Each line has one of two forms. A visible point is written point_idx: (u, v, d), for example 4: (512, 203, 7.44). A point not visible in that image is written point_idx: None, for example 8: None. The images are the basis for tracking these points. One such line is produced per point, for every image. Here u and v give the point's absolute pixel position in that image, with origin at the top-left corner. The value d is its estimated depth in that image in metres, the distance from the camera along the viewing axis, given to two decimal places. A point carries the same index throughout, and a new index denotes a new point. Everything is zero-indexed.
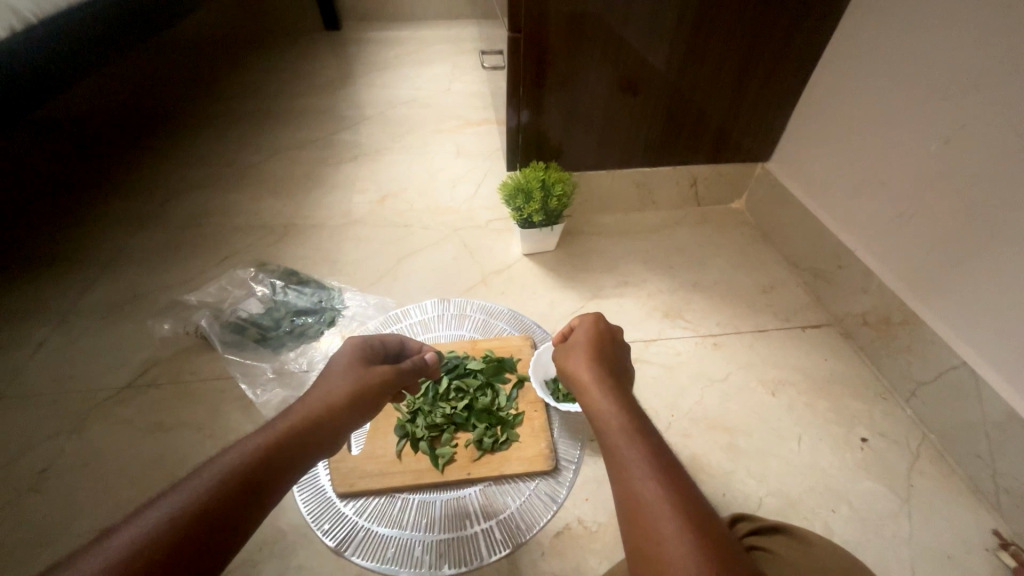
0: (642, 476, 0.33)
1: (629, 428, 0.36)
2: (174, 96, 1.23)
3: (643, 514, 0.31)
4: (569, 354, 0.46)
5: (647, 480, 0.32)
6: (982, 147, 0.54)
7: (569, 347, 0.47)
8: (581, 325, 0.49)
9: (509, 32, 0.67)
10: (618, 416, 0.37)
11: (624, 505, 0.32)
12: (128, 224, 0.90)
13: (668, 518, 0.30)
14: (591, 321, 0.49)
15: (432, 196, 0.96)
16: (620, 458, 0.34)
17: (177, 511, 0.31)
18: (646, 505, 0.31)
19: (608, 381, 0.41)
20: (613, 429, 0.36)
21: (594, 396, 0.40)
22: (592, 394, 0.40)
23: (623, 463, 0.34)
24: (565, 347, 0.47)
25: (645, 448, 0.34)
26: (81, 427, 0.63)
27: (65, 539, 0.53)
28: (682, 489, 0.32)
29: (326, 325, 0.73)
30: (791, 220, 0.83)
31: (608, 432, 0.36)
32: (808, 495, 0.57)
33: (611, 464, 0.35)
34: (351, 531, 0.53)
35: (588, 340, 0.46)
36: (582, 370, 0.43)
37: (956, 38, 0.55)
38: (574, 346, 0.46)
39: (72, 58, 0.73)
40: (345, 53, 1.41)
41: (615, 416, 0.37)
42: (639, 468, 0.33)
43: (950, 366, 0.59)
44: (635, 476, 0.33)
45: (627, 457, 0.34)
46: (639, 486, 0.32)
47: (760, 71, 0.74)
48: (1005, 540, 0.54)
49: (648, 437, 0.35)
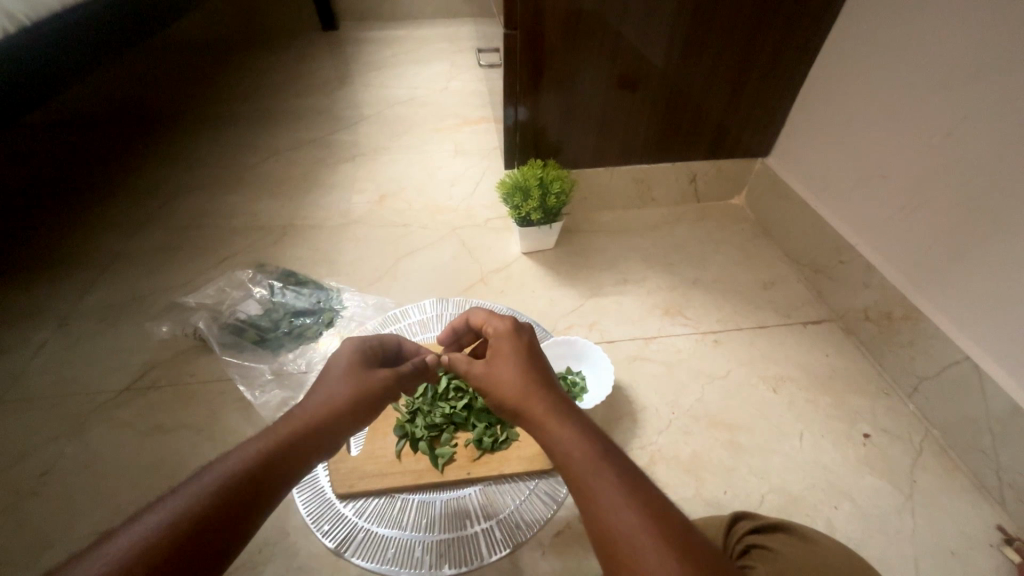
0: (615, 505, 0.31)
1: (593, 452, 0.33)
2: (172, 97, 1.22)
3: (622, 548, 0.29)
4: (497, 369, 0.42)
5: (621, 507, 0.30)
6: (985, 139, 0.53)
7: (495, 363, 0.42)
8: (499, 335, 0.45)
9: (505, 30, 0.66)
10: (579, 439, 0.34)
11: (600, 542, 0.30)
12: (126, 226, 0.90)
13: (648, 549, 0.29)
14: (507, 331, 0.45)
15: (431, 195, 0.96)
16: (588, 488, 0.32)
17: (176, 516, 0.31)
18: (625, 537, 0.29)
19: (554, 399, 0.38)
20: (575, 456, 0.33)
21: (542, 419, 0.37)
22: (541, 417, 0.37)
23: (592, 493, 0.32)
24: (488, 367, 0.42)
25: (613, 471, 0.32)
26: (81, 430, 0.63)
27: (65, 542, 0.53)
28: (659, 512, 0.31)
29: (325, 325, 0.73)
30: (792, 215, 0.82)
31: (569, 461, 0.33)
32: (810, 492, 0.57)
33: (579, 495, 0.32)
34: (351, 532, 0.52)
35: (516, 354, 0.42)
36: (515, 391, 0.39)
37: (955, 30, 0.55)
38: (501, 361, 0.42)
39: (67, 59, 0.72)
40: (341, 52, 1.41)
41: (573, 443, 0.34)
42: (611, 495, 0.31)
43: (953, 361, 0.59)
44: (608, 505, 0.31)
45: (595, 483, 0.32)
46: (615, 518, 0.30)
47: (759, 64, 0.73)
48: (1009, 535, 0.53)
49: (613, 458, 0.33)
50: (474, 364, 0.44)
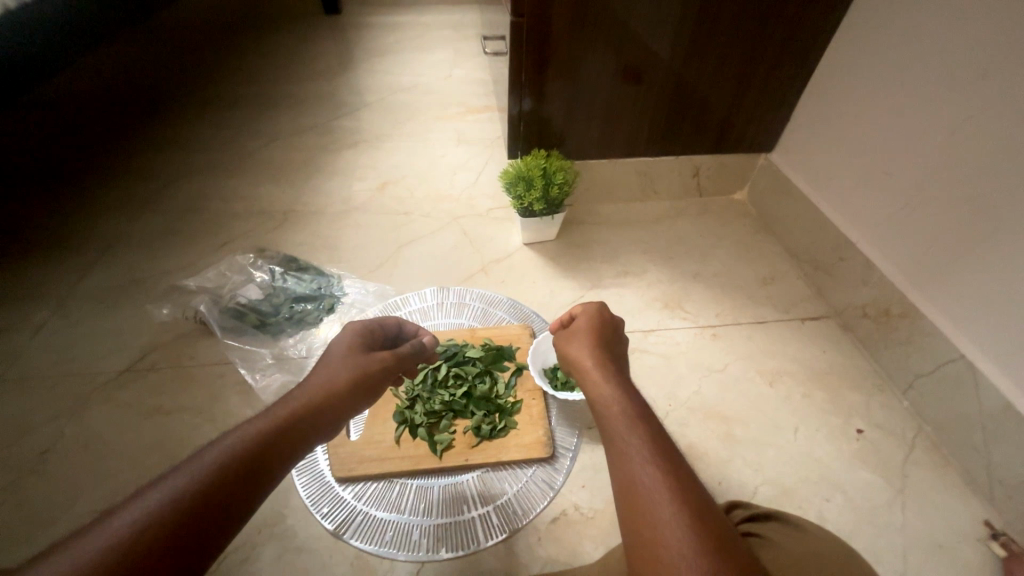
0: (641, 462, 0.32)
1: (632, 413, 0.36)
2: (172, 78, 1.21)
3: (640, 499, 0.31)
4: (570, 341, 0.47)
5: (645, 465, 0.32)
6: (988, 140, 0.53)
7: (571, 336, 0.48)
8: (585, 313, 0.51)
9: (512, 16, 0.66)
10: (621, 402, 0.37)
11: (622, 493, 0.32)
12: (126, 208, 0.90)
13: (664, 504, 0.30)
14: (593, 309, 0.51)
15: (433, 183, 0.96)
16: (621, 443, 0.34)
17: (179, 492, 0.31)
18: (644, 490, 0.31)
19: (615, 369, 0.42)
20: (616, 415, 0.36)
21: (595, 381, 0.41)
22: (594, 381, 0.41)
23: (622, 448, 0.34)
24: (566, 337, 0.48)
25: (645, 433, 0.34)
26: (81, 409, 0.63)
27: (67, 519, 0.54)
28: (680, 476, 0.32)
29: (326, 311, 0.73)
30: (793, 211, 0.83)
31: (608, 417, 0.36)
32: (803, 485, 0.58)
33: (611, 449, 0.35)
34: (350, 514, 0.53)
35: (591, 330, 0.47)
36: (585, 357, 0.44)
37: (965, 27, 0.54)
38: (577, 333, 0.48)
39: (67, 37, 0.71)
40: (344, 38, 1.39)
41: (615, 404, 0.37)
42: (638, 454, 0.33)
43: (948, 360, 0.59)
44: (634, 461, 0.33)
45: (626, 441, 0.34)
46: (637, 471, 0.32)
47: (766, 59, 0.73)
48: (996, 530, 0.55)
49: (648, 423, 0.35)
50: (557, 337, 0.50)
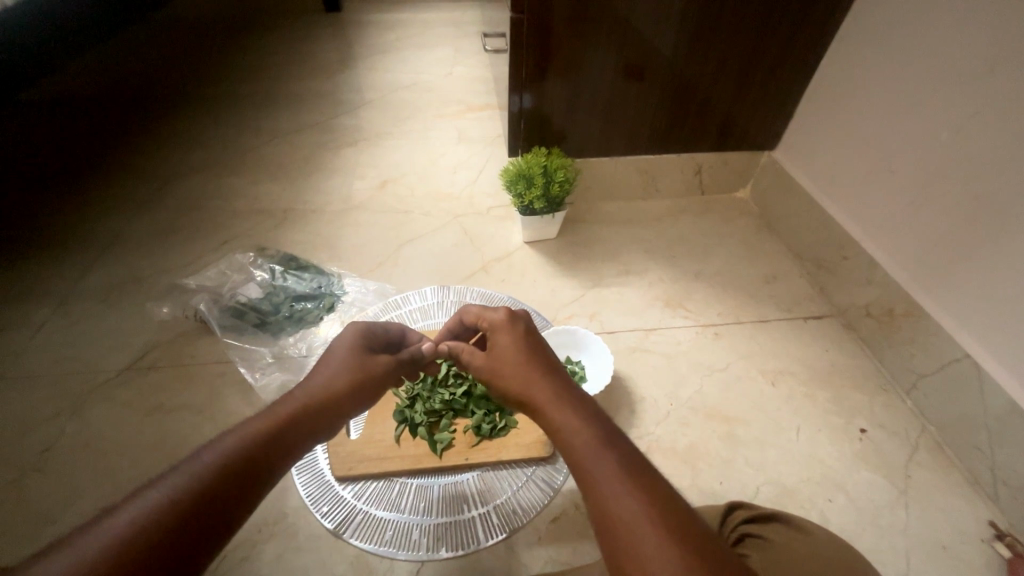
0: (617, 493, 0.30)
1: (596, 439, 0.33)
2: (173, 76, 1.21)
3: (625, 538, 0.29)
4: (501, 362, 0.41)
5: (622, 494, 0.30)
6: (993, 136, 0.53)
7: (497, 356, 0.42)
8: (499, 324, 0.44)
9: (511, 13, 0.65)
10: (580, 426, 0.34)
11: (603, 532, 0.30)
12: (127, 206, 0.90)
13: (650, 539, 0.28)
14: (500, 315, 0.45)
15: (433, 181, 0.96)
16: (593, 478, 0.31)
17: (175, 492, 0.31)
18: (627, 527, 0.29)
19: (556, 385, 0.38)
20: (579, 448, 0.33)
21: (545, 407, 0.36)
22: (546, 407, 0.36)
23: (595, 482, 0.31)
24: (491, 355, 0.42)
25: (615, 461, 0.32)
26: (81, 408, 0.63)
27: (67, 518, 0.54)
28: (657, 499, 0.30)
29: (325, 311, 0.73)
30: (796, 209, 0.82)
31: (573, 451, 0.33)
32: (806, 485, 0.57)
33: (582, 485, 0.32)
34: (350, 514, 0.53)
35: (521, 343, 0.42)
36: (523, 380, 0.38)
37: (970, 21, 0.54)
38: (500, 346, 0.42)
39: (67, 33, 0.71)
40: (344, 36, 1.39)
41: (574, 433, 0.33)
42: (612, 488, 0.30)
43: (952, 359, 0.59)
44: (610, 495, 0.30)
45: (598, 472, 0.31)
46: (615, 505, 0.30)
47: (769, 55, 0.72)
48: (1001, 531, 0.54)
49: (614, 448, 0.32)
50: (476, 354, 0.44)
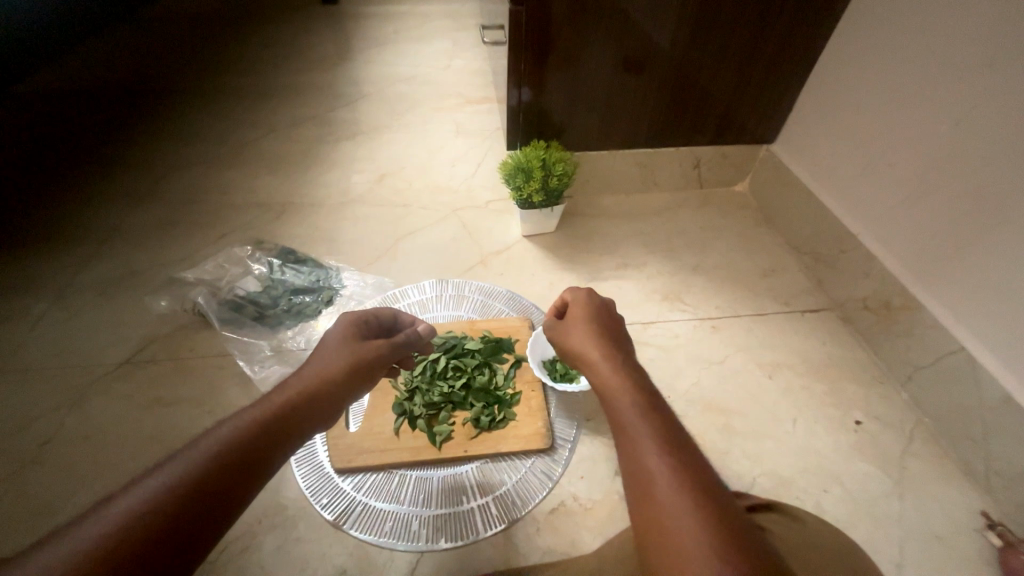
0: (649, 450, 0.31)
1: (638, 400, 0.35)
2: (168, 68, 1.20)
3: (650, 490, 0.30)
4: (570, 331, 0.45)
5: (654, 453, 0.31)
6: (990, 130, 0.53)
7: (569, 326, 0.46)
8: (576, 301, 0.49)
9: (510, 5, 0.65)
10: (624, 387, 0.36)
11: (631, 481, 0.31)
12: (124, 199, 0.89)
13: (675, 494, 0.29)
14: (581, 294, 0.49)
15: (432, 175, 0.95)
16: (628, 432, 0.33)
17: (178, 478, 0.31)
18: (654, 481, 0.30)
19: (613, 352, 0.41)
20: (625, 405, 0.35)
21: (599, 368, 0.39)
22: (597, 368, 0.39)
23: (630, 438, 0.32)
24: (562, 324, 0.47)
25: (655, 425, 0.33)
26: (80, 401, 0.63)
27: (67, 509, 0.54)
28: (688, 460, 0.31)
29: (324, 304, 0.73)
30: (794, 202, 0.82)
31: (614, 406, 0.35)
32: (801, 476, 0.58)
33: (618, 436, 0.33)
34: (350, 505, 0.53)
35: (589, 317, 0.46)
36: (587, 347, 0.42)
37: (968, 16, 0.54)
38: (575, 317, 0.46)
39: (64, 25, 0.70)
40: (342, 28, 1.38)
41: (620, 392, 0.36)
42: (646, 444, 0.32)
43: (947, 351, 0.59)
44: (643, 451, 0.31)
45: (634, 429, 0.33)
46: (647, 460, 0.31)
47: (768, 48, 0.72)
48: (993, 520, 0.55)
49: (655, 412, 0.34)
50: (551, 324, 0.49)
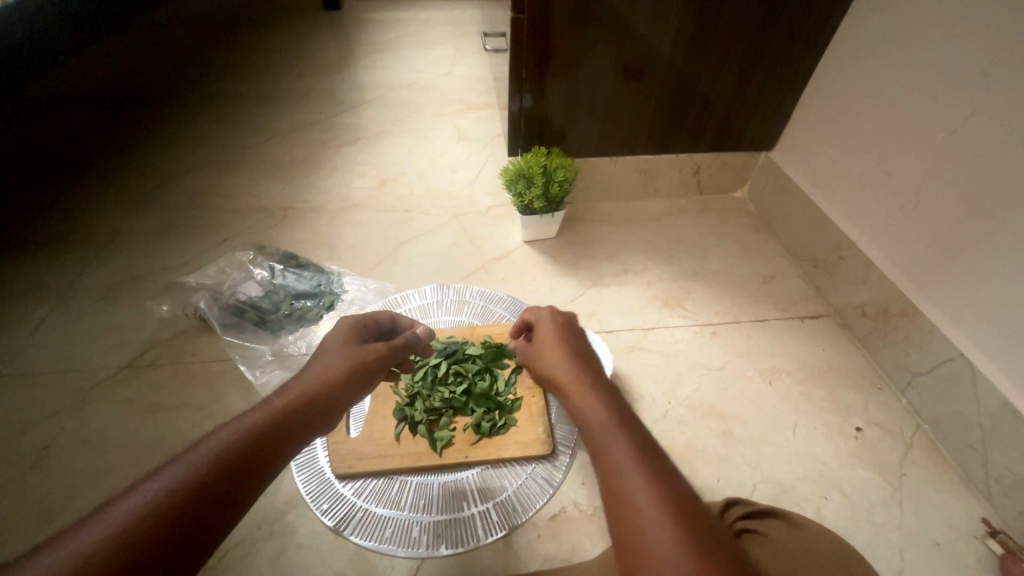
0: (624, 464, 0.31)
1: (613, 416, 0.35)
2: (172, 73, 1.20)
3: (626, 504, 0.30)
4: (546, 350, 0.45)
5: (630, 467, 0.31)
6: (986, 140, 0.54)
7: (545, 344, 0.46)
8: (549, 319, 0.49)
9: (512, 13, 0.66)
10: (598, 403, 0.36)
11: (609, 496, 0.31)
12: (126, 204, 0.90)
13: (652, 506, 0.29)
14: (549, 313, 0.49)
15: (433, 180, 0.96)
16: (604, 449, 0.33)
17: (176, 482, 0.31)
18: (630, 493, 0.30)
19: (587, 370, 0.41)
20: (599, 421, 0.35)
21: (574, 384, 0.39)
22: (571, 386, 0.39)
23: (606, 453, 0.32)
24: (537, 343, 0.47)
25: (630, 438, 0.33)
26: (81, 405, 0.63)
27: (66, 514, 0.54)
28: (665, 475, 0.31)
29: (325, 309, 0.73)
30: (793, 209, 0.83)
31: (589, 423, 0.35)
32: (802, 482, 0.58)
33: (594, 453, 0.33)
34: (351, 510, 0.53)
35: (562, 336, 0.46)
36: (561, 364, 0.42)
37: (965, 26, 0.54)
38: (548, 336, 0.46)
39: (67, 30, 0.71)
40: (344, 35, 1.39)
41: (598, 406, 0.36)
42: (621, 457, 0.32)
43: (947, 359, 0.60)
44: (619, 465, 0.31)
45: (610, 445, 0.33)
46: (624, 475, 0.31)
47: (767, 57, 0.72)
48: (993, 528, 0.55)
49: (631, 426, 0.34)
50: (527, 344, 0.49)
